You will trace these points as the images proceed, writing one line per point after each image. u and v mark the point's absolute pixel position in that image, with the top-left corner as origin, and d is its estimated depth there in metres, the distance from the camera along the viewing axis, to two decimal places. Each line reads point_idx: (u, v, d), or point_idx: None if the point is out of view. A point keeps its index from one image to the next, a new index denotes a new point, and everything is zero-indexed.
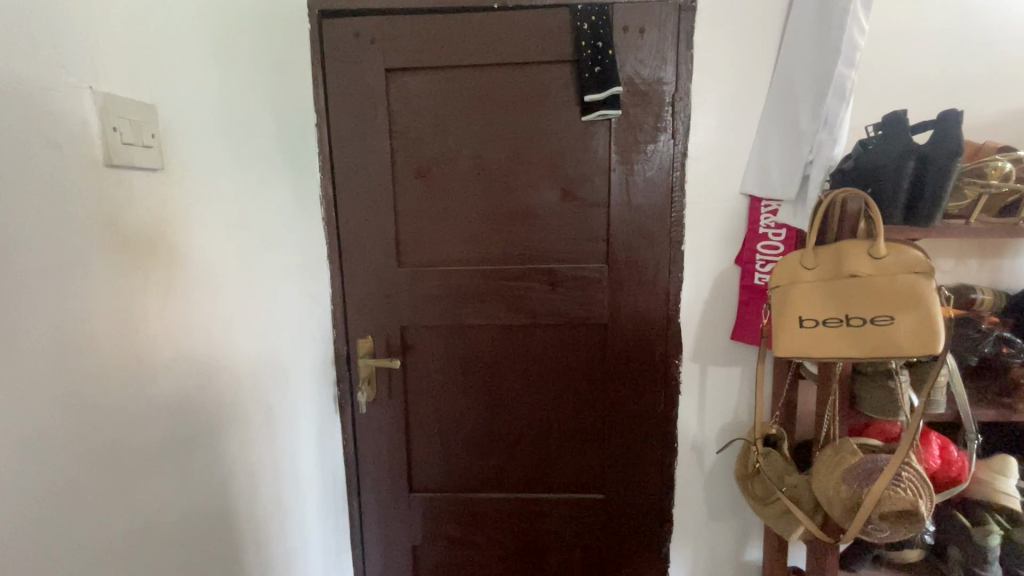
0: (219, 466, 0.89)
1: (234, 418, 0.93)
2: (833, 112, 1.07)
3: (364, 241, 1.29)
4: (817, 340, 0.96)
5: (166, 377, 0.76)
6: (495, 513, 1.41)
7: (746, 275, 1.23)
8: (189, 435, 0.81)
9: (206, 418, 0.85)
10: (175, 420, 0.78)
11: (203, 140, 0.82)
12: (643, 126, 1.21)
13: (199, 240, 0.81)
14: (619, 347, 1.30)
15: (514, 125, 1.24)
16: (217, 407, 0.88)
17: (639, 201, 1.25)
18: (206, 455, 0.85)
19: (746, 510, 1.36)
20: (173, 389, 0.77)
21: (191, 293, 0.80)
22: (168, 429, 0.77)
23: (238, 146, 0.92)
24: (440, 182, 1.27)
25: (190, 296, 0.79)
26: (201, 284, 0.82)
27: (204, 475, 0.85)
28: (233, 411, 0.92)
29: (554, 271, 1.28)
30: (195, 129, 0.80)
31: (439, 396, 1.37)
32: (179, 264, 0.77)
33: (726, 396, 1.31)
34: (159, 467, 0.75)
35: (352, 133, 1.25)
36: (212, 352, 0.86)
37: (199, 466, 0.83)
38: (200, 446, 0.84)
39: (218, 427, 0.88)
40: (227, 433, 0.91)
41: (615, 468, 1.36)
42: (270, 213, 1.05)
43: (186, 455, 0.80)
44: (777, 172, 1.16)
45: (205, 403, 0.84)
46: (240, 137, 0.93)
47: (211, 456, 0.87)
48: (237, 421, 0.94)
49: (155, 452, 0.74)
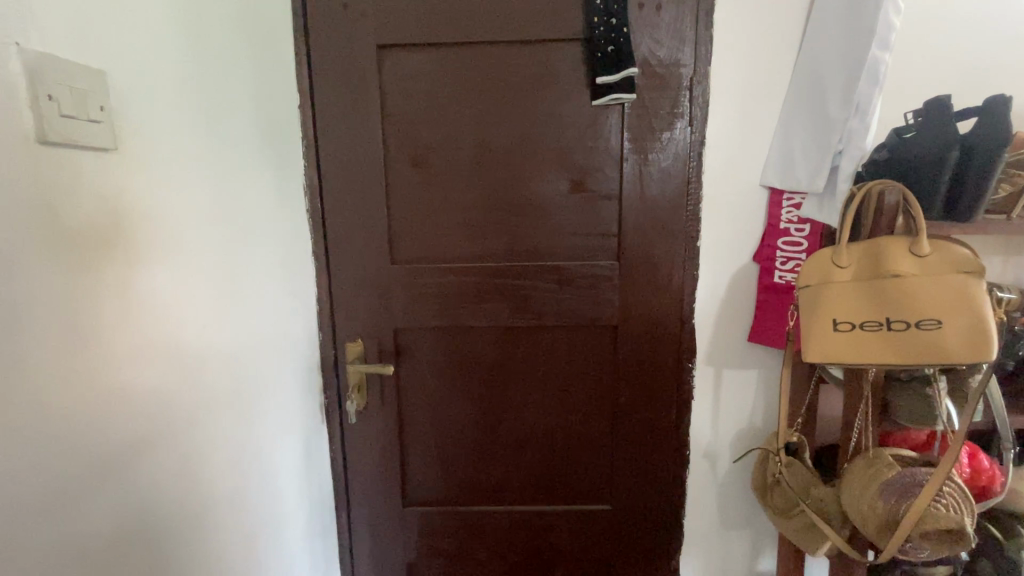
0: (191, 497, 0.77)
1: (209, 437, 0.81)
2: (866, 97, 1.00)
3: (353, 236, 1.18)
4: (854, 345, 0.89)
5: (126, 396, 0.64)
6: (497, 528, 1.32)
7: (766, 273, 1.16)
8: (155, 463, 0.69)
9: (179, 441, 0.74)
10: (137, 447, 0.66)
11: (168, 117, 0.70)
12: (659, 112, 1.12)
13: (162, 234, 0.69)
14: (631, 349, 1.22)
15: (519, 110, 1.14)
16: (191, 429, 0.76)
17: (653, 193, 1.16)
18: (176, 484, 0.73)
19: (760, 521, 1.29)
20: (138, 409, 0.66)
21: (152, 297, 0.67)
22: (128, 458, 0.65)
23: (212, 127, 0.80)
24: (437, 170, 1.16)
25: (155, 301, 0.68)
26: (170, 286, 0.71)
27: (173, 508, 0.73)
28: (210, 430, 0.81)
29: (561, 269, 1.19)
30: (159, 105, 0.68)
31: (437, 403, 1.27)
32: (138, 263, 0.65)
33: (741, 401, 1.24)
34: (115, 506, 0.63)
35: (340, 115, 1.13)
36: (182, 364, 0.74)
37: (167, 500, 0.72)
38: (168, 474, 0.72)
39: (190, 452, 0.76)
40: (201, 456, 0.79)
41: (626, 478, 1.28)
42: (250, 204, 0.93)
43: (152, 485, 0.69)
44: (802, 162, 1.08)
45: (175, 424, 0.73)
46: (214, 116, 0.81)
47: (182, 484, 0.75)
48: (213, 440, 0.82)
49: (110, 487, 0.62)
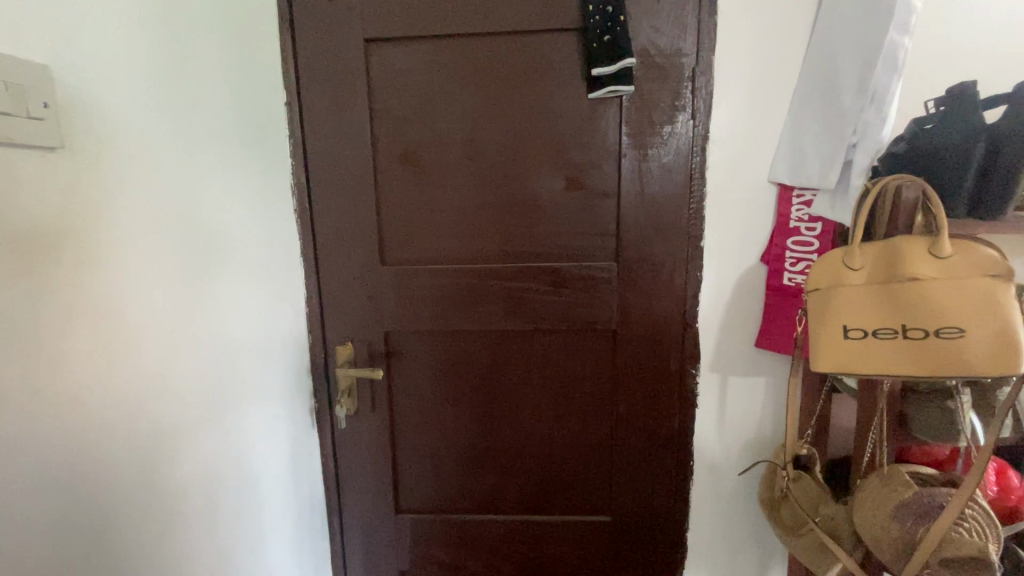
0: (150, 507, 0.75)
1: (172, 443, 0.79)
2: (883, 85, 0.93)
3: (342, 236, 1.15)
4: (866, 354, 0.82)
5: (71, 403, 0.62)
6: (492, 537, 1.27)
7: (774, 275, 1.09)
8: (108, 471, 0.68)
9: (137, 449, 0.72)
10: (85, 456, 0.64)
11: (127, 116, 0.68)
12: (659, 105, 1.06)
13: (117, 237, 0.67)
14: (630, 355, 1.17)
15: (511, 104, 1.09)
16: (151, 435, 0.74)
17: (653, 190, 1.10)
18: (133, 492, 0.72)
19: (768, 537, 1.22)
20: (87, 416, 0.64)
21: (103, 302, 0.65)
22: (74, 468, 0.63)
23: (181, 126, 0.78)
24: (428, 168, 1.12)
25: (108, 307, 0.66)
26: (127, 291, 0.69)
27: (130, 517, 0.71)
28: (173, 436, 0.79)
29: (556, 270, 1.14)
30: (115, 102, 0.66)
31: (429, 408, 1.23)
32: (87, 266, 0.63)
33: (749, 410, 1.17)
34: (58, 518, 0.61)
35: (328, 113, 1.10)
36: (140, 369, 0.72)
37: (122, 508, 0.70)
38: (125, 482, 0.70)
39: (150, 458, 0.74)
40: (164, 463, 0.77)
41: (626, 488, 1.23)
42: (226, 205, 0.90)
43: (104, 495, 0.67)
44: (813, 157, 1.01)
45: (132, 433, 0.71)
46: (183, 114, 0.79)
47: (141, 491, 0.73)
48: (177, 446, 0.80)
49: (54, 498, 0.61)
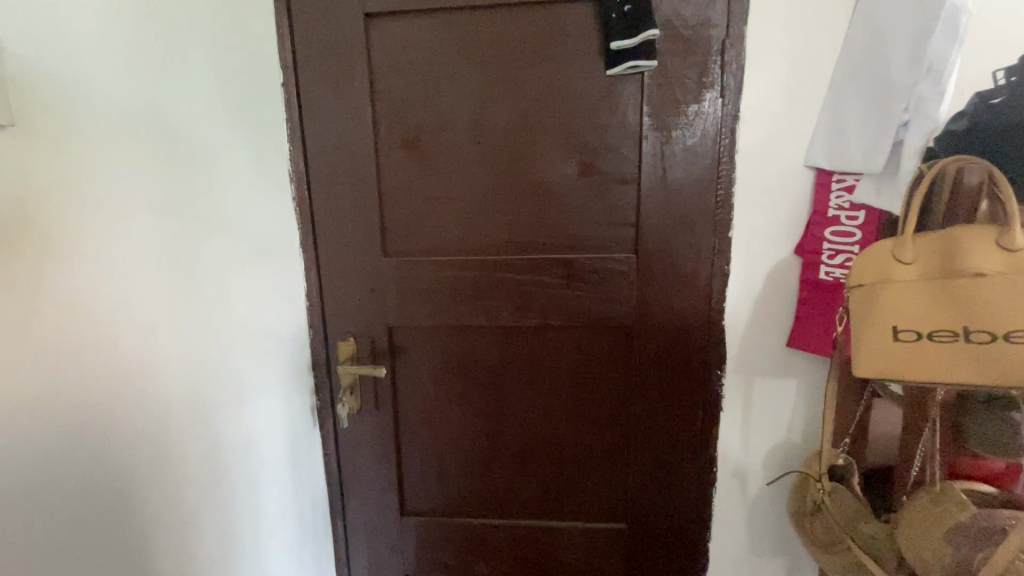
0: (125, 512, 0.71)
1: (151, 443, 0.75)
2: (942, 56, 0.83)
3: (342, 226, 1.09)
4: (919, 360, 0.73)
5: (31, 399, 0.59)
6: (499, 543, 1.21)
7: (809, 269, 0.99)
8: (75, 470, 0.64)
9: (110, 447, 0.69)
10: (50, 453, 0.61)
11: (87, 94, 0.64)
12: (683, 82, 0.97)
13: (78, 224, 0.63)
14: (648, 354, 1.09)
15: (521, 82, 1.01)
16: (127, 432, 0.71)
17: (676, 175, 1.01)
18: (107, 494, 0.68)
19: (798, 551, 1.13)
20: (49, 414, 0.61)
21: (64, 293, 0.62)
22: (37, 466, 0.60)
23: (153, 108, 0.73)
24: (432, 153, 1.05)
25: (63, 302, 0.62)
26: (89, 286, 0.64)
27: (103, 521, 0.68)
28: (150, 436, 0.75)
29: (568, 263, 1.06)
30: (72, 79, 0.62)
31: (434, 407, 1.17)
32: (45, 254, 0.59)
33: (778, 415, 1.08)
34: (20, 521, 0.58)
35: (326, 94, 1.04)
36: (113, 362, 0.68)
37: (94, 512, 0.67)
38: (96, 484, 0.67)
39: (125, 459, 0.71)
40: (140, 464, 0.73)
41: (642, 495, 1.15)
42: (211, 193, 0.85)
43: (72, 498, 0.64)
44: (857, 137, 0.91)
45: (105, 429, 0.68)
46: (156, 95, 0.74)
47: (115, 494, 0.69)
48: (156, 446, 0.76)
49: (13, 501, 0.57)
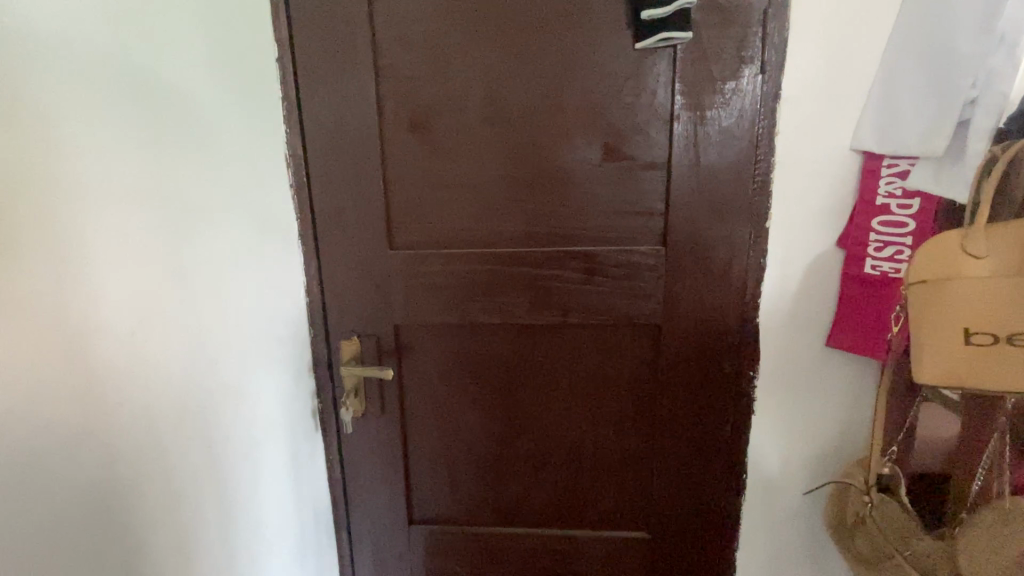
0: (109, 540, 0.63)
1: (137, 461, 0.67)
2: (1015, 24, 0.75)
3: (345, 216, 1.00)
4: (995, 365, 0.65)
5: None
6: (513, 552, 1.15)
7: (853, 262, 0.91)
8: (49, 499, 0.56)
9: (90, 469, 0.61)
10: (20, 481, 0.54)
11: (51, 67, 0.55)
12: (720, 56, 0.88)
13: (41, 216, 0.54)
14: (676, 354, 1.01)
15: (540, 58, 0.92)
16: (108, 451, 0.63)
17: (709, 161, 0.92)
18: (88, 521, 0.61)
19: (832, 562, 1.07)
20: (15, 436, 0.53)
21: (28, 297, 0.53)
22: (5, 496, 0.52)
23: (129, 86, 0.65)
24: (442, 137, 0.96)
25: (31, 307, 0.54)
26: (56, 287, 0.56)
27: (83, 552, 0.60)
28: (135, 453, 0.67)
29: (591, 256, 0.98)
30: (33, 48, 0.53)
31: (445, 411, 1.09)
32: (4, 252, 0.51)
33: (814, 419, 1.01)
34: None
35: (325, 72, 0.95)
36: (88, 373, 0.60)
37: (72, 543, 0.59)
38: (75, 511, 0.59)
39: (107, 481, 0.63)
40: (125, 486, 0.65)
41: (667, 503, 1.08)
42: (200, 181, 0.77)
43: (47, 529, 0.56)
44: (914, 117, 0.83)
45: (83, 450, 0.60)
46: (130, 70, 0.65)
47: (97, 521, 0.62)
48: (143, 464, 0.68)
49: None
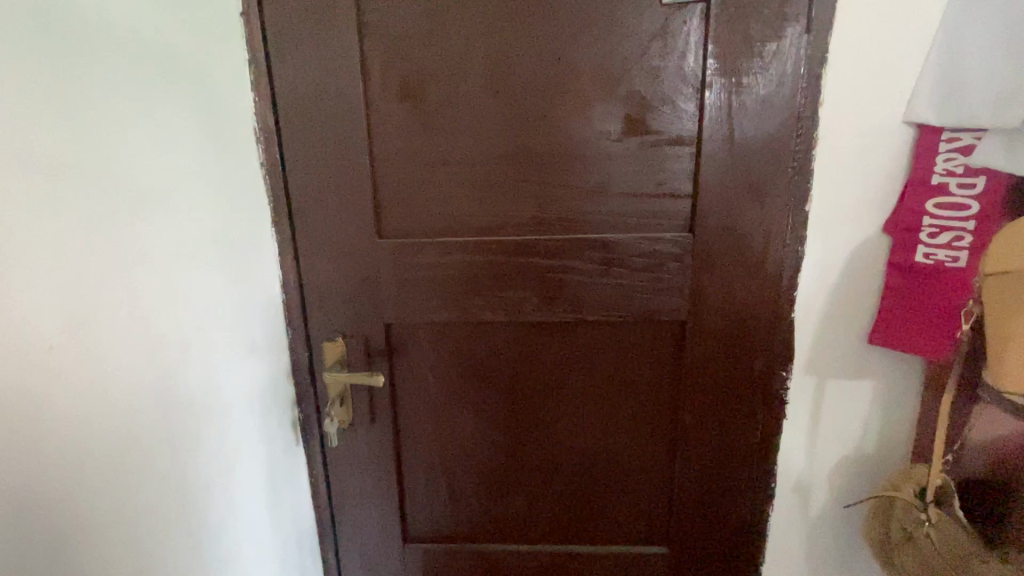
0: None
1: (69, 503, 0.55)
2: None
3: (326, 201, 0.87)
4: None
5: None
6: (519, 571, 1.04)
7: (903, 250, 0.81)
8: None
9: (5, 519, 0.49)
10: None
11: None
12: (760, 13, 0.76)
13: None
14: (701, 354, 0.90)
15: (552, 15, 0.79)
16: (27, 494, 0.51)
17: (744, 135, 0.81)
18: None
19: None
20: None
21: None
22: None
23: (41, 35, 0.51)
24: (438, 107, 0.83)
25: None
26: None
27: None
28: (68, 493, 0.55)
29: (608, 245, 0.86)
30: None
31: (442, 418, 0.98)
32: None
33: (851, 424, 0.92)
34: None
35: (300, 31, 0.81)
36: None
37: None
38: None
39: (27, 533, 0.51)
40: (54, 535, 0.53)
41: (689, 516, 0.99)
42: (144, 157, 0.63)
43: None
44: (984, 84, 0.71)
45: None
46: (43, 16, 0.51)
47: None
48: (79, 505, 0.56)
49: None
